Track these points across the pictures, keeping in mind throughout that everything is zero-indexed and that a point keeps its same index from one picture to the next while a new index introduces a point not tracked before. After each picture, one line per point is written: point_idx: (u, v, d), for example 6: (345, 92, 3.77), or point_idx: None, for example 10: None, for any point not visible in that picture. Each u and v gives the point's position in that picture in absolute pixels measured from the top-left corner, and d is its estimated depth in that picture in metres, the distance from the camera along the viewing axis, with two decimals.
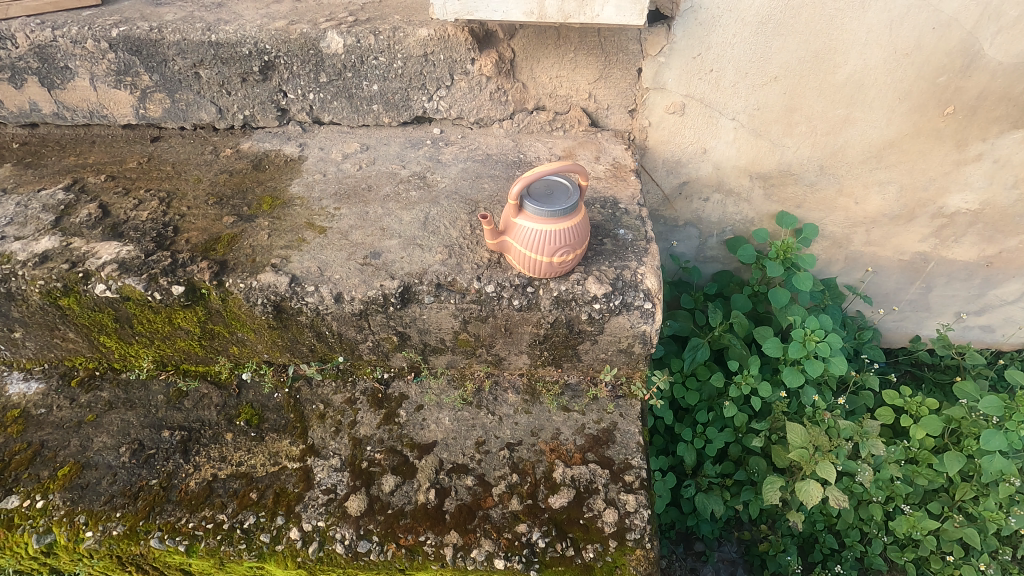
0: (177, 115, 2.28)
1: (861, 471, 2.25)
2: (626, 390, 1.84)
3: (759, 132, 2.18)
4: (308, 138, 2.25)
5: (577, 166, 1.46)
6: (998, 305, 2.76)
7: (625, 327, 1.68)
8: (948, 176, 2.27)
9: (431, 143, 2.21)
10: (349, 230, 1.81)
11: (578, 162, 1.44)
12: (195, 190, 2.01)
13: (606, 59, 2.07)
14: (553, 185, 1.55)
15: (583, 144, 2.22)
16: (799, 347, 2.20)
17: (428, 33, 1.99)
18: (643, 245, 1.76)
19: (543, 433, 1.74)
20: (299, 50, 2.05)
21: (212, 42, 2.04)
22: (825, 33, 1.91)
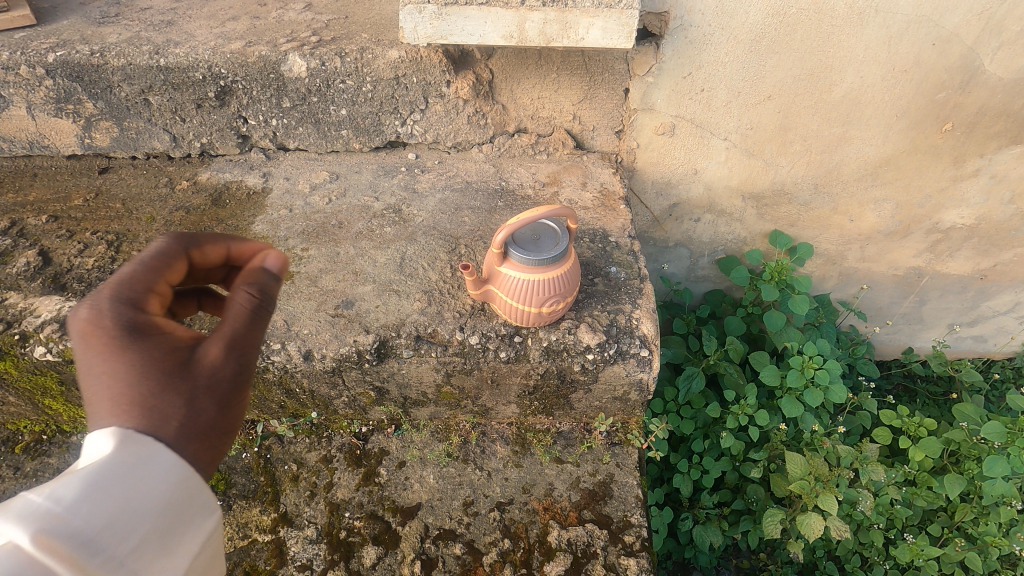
0: (127, 144, 2.09)
1: (863, 499, 2.18)
2: (622, 437, 1.73)
3: (752, 151, 2.08)
4: (272, 167, 2.09)
5: (565, 210, 1.33)
6: (990, 316, 2.73)
7: (621, 376, 1.56)
8: (943, 193, 2.20)
9: (406, 170, 2.06)
10: (318, 275, 1.67)
11: (566, 207, 1.31)
12: (147, 231, 1.83)
13: (591, 79, 1.94)
14: (539, 229, 1.42)
15: (568, 169, 2.09)
16: (798, 376, 2.12)
17: (398, 55, 1.83)
18: (637, 284, 1.64)
19: (536, 489, 1.62)
20: (258, 74, 1.88)
21: (161, 67, 1.86)
22: (821, 51, 1.80)
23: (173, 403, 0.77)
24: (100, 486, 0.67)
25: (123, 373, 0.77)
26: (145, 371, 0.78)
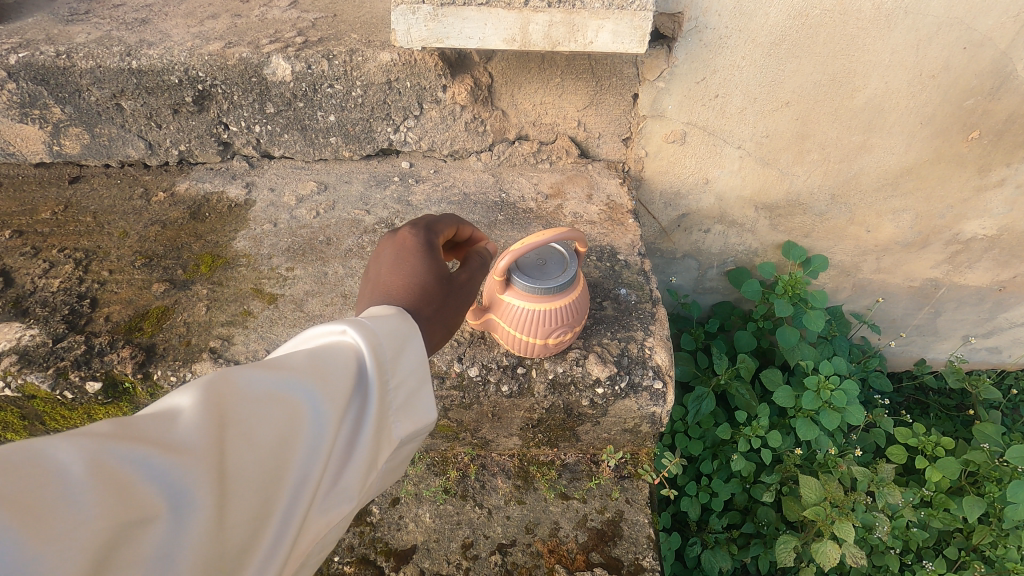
0: (100, 151, 1.95)
1: (879, 525, 2.07)
2: (631, 470, 1.62)
3: (767, 160, 1.96)
4: (255, 176, 1.95)
5: (568, 231, 1.19)
6: (1006, 328, 2.63)
7: (632, 409, 1.45)
8: (966, 203, 2.08)
9: (399, 180, 1.94)
10: (304, 299, 1.56)
11: (569, 228, 1.17)
12: (119, 248, 1.69)
13: (598, 83, 1.81)
14: (545, 253, 1.30)
15: (572, 179, 1.97)
16: (814, 397, 2.01)
17: (391, 57, 1.69)
18: (649, 308, 1.54)
19: (540, 529, 1.50)
20: (239, 78, 1.74)
21: (134, 69, 1.72)
22: (844, 54, 1.68)
23: (429, 288, 0.98)
24: (401, 332, 0.80)
25: (409, 265, 1.00)
26: (420, 263, 1.00)
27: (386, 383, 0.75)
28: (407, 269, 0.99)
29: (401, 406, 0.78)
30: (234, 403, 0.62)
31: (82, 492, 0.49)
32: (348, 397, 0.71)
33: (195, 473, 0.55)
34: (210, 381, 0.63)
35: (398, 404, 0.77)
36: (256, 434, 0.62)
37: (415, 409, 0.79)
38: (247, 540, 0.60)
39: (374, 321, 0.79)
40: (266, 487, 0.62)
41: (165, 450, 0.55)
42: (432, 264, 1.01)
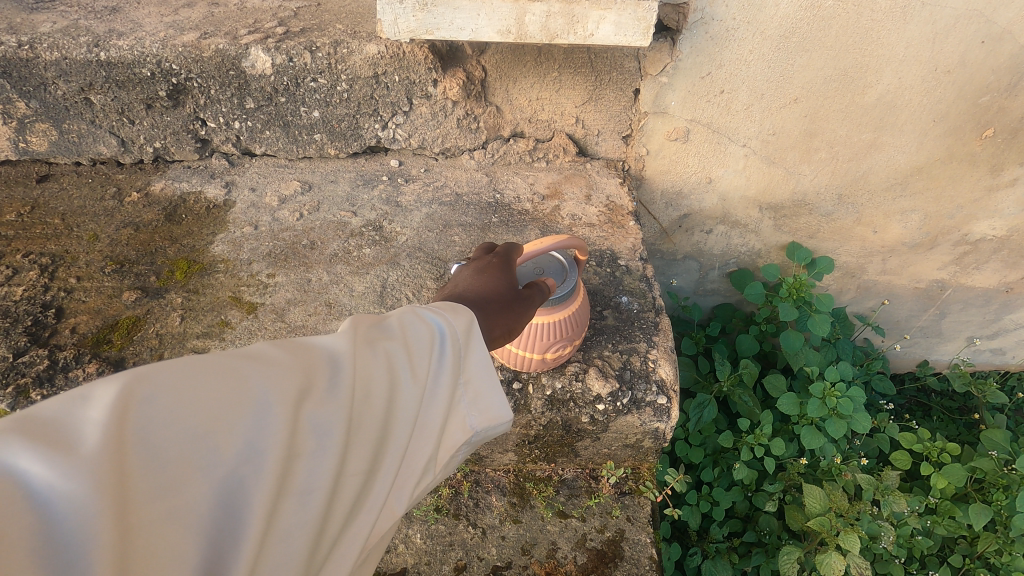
0: (69, 148, 1.84)
1: (887, 536, 1.98)
2: (633, 486, 1.55)
3: (773, 159, 1.88)
4: (235, 175, 1.85)
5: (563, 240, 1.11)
6: (1012, 329, 2.57)
7: (635, 425, 1.38)
8: (977, 203, 2.01)
9: (387, 180, 1.84)
10: (285, 308, 1.47)
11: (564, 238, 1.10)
12: (88, 253, 1.59)
13: (597, 78, 1.72)
14: (544, 262, 1.19)
15: (569, 178, 1.88)
16: (820, 405, 1.94)
17: (377, 50, 1.59)
18: (652, 318, 1.48)
19: (536, 550, 1.43)
20: (216, 71, 1.63)
21: (103, 61, 1.61)
22: (857, 48, 1.59)
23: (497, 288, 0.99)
24: (468, 333, 0.81)
25: (482, 272, 1.03)
26: (492, 271, 1.04)
27: (460, 371, 0.79)
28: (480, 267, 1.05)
29: (471, 401, 0.80)
30: (362, 363, 0.68)
31: (258, 425, 0.57)
32: (439, 377, 0.76)
33: (334, 425, 0.63)
34: (346, 339, 0.69)
35: (473, 396, 0.81)
36: (377, 398, 0.68)
37: (488, 403, 0.81)
38: (360, 490, 0.67)
39: (456, 311, 0.82)
40: (379, 445, 0.69)
41: (313, 401, 0.62)
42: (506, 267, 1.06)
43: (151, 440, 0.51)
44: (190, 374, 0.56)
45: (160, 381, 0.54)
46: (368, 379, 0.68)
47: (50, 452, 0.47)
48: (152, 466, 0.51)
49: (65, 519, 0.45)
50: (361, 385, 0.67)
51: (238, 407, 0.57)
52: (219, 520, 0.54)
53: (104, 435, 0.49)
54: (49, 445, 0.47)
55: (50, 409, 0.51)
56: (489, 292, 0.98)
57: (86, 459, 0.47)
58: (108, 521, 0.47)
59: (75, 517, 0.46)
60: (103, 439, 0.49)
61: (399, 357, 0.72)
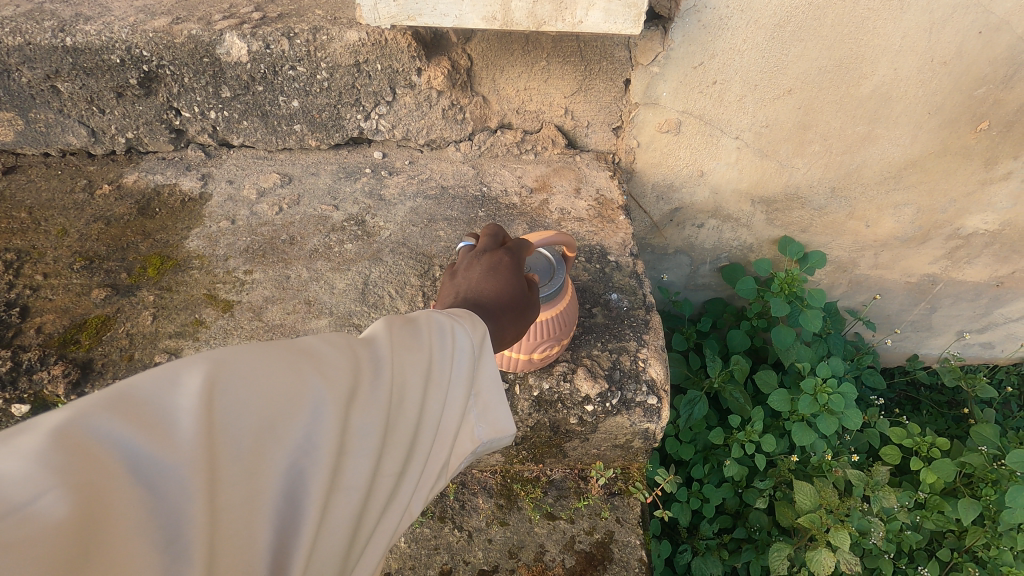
0: (36, 139, 1.76)
1: (876, 532, 1.96)
2: (622, 487, 1.52)
3: (765, 152, 1.84)
4: (212, 167, 1.78)
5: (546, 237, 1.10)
6: (1001, 323, 2.57)
7: (624, 426, 1.35)
8: (970, 197, 1.98)
9: (371, 172, 1.78)
10: (263, 306, 1.42)
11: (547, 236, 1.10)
12: (56, 248, 1.52)
13: (587, 68, 1.67)
14: (530, 260, 1.17)
15: (558, 171, 1.83)
16: (811, 402, 1.92)
17: (358, 37, 1.53)
18: (642, 315, 1.44)
19: (524, 553, 1.39)
20: (189, 58, 1.56)
21: (69, 48, 1.53)
22: (853, 38, 1.55)
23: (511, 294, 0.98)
24: (483, 345, 0.85)
25: (501, 270, 1.00)
26: (509, 271, 1.00)
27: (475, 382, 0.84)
28: (496, 260, 1.01)
29: (481, 410, 0.85)
30: (402, 366, 0.71)
31: (318, 421, 0.59)
32: (461, 382, 0.80)
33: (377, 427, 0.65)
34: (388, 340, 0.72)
35: (481, 406, 0.85)
36: (411, 401, 0.71)
37: (496, 415, 0.87)
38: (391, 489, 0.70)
39: (473, 322, 0.85)
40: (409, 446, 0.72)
41: (361, 401, 0.64)
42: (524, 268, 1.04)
43: (231, 427, 0.54)
44: (259, 367, 0.58)
45: (236, 369, 0.56)
46: (405, 381, 0.71)
47: (148, 433, 0.48)
48: (230, 453, 0.53)
49: (165, 498, 0.47)
50: (399, 389, 0.70)
51: (302, 402, 0.59)
52: (278, 509, 0.57)
53: (196, 421, 0.51)
54: (144, 426, 0.49)
55: (134, 387, 0.51)
56: (503, 295, 0.97)
57: (185, 444, 0.49)
58: (204, 503, 0.49)
59: (170, 499, 0.48)
60: (196, 424, 0.51)
61: (430, 363, 0.74)
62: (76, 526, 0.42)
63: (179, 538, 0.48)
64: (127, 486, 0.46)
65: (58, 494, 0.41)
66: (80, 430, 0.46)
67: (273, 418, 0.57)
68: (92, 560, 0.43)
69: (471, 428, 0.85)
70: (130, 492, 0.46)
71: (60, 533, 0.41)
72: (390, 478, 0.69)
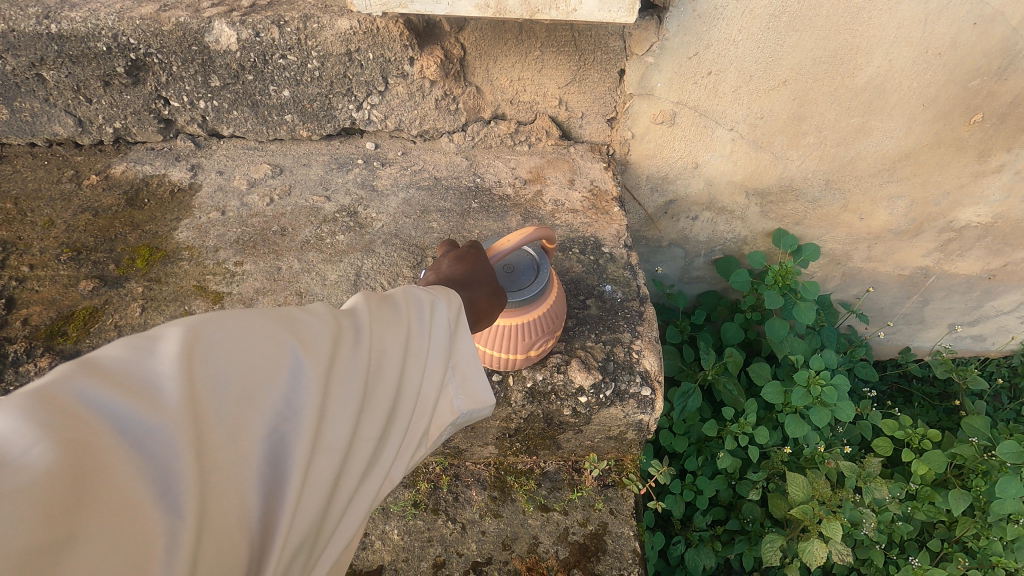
0: (22, 128, 1.73)
1: (867, 522, 1.97)
2: (616, 479, 1.52)
3: (760, 144, 1.83)
4: (202, 157, 1.76)
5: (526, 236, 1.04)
6: (993, 316, 2.58)
7: (618, 417, 1.34)
8: (963, 189, 1.98)
9: (363, 163, 1.76)
10: (254, 298, 1.41)
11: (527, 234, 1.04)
12: (42, 239, 1.49)
13: (581, 58, 1.65)
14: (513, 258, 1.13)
15: (552, 163, 1.82)
16: (804, 394, 1.92)
17: (350, 25, 1.51)
18: (636, 307, 1.44)
19: (517, 545, 1.39)
20: (177, 46, 1.54)
21: (54, 35, 1.50)
22: (848, 28, 1.54)
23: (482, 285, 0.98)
24: (459, 318, 0.85)
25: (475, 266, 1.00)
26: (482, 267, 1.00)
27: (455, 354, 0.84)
28: (465, 249, 1.03)
29: (461, 383, 0.85)
30: (380, 334, 0.72)
31: (296, 384, 0.60)
32: (441, 353, 0.80)
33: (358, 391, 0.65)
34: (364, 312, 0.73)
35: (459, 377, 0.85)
36: (392, 369, 0.72)
37: (475, 386, 0.86)
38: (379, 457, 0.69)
39: (448, 295, 0.85)
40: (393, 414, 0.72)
41: (336, 369, 0.65)
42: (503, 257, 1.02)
43: (211, 390, 0.55)
44: (237, 335, 0.60)
45: (211, 337, 0.58)
46: (385, 349, 0.71)
47: (128, 396, 0.50)
48: (211, 415, 0.54)
49: (148, 453, 0.49)
50: (379, 355, 0.70)
51: (278, 367, 0.60)
52: (264, 472, 0.56)
53: (174, 382, 0.52)
54: (125, 392, 0.51)
55: (112, 358, 0.53)
56: (475, 285, 0.96)
57: (164, 403, 0.51)
58: (186, 458, 0.50)
59: (152, 455, 0.49)
60: (177, 386, 0.52)
61: (409, 333, 0.75)
62: (62, 472, 0.43)
63: (167, 490, 0.49)
64: (109, 443, 0.47)
65: (42, 447, 0.43)
66: (63, 394, 0.48)
67: (253, 382, 0.58)
68: (81, 508, 0.44)
69: (449, 399, 0.85)
70: (113, 448, 0.47)
71: (46, 481, 0.42)
72: (373, 443, 0.68)
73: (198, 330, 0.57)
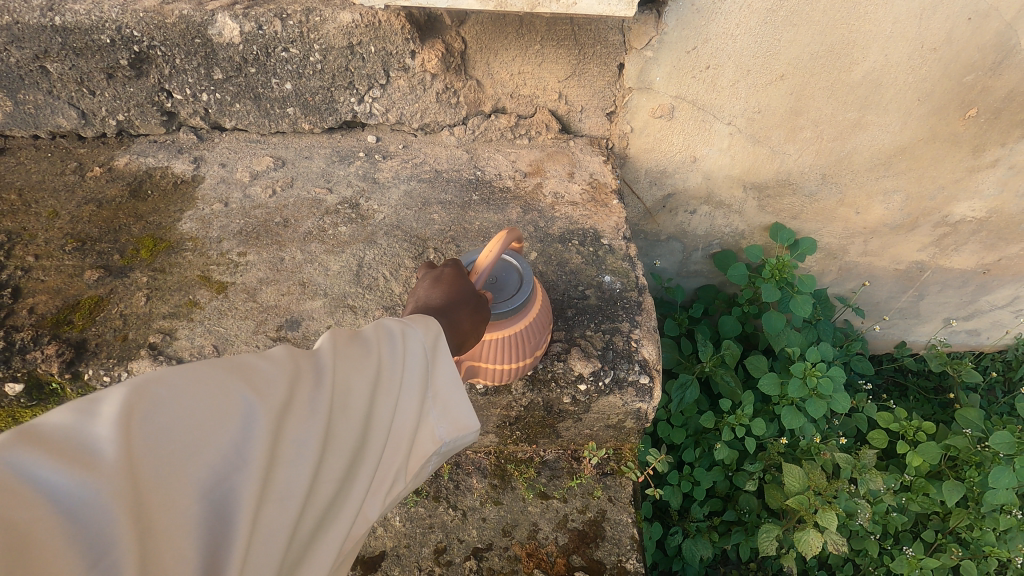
0: (25, 121, 1.74)
1: (862, 513, 1.99)
2: (614, 467, 1.54)
3: (758, 138, 1.85)
4: (204, 150, 1.78)
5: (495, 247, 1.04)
6: (987, 310, 2.61)
7: (617, 405, 1.36)
8: (958, 184, 2.01)
9: (365, 156, 1.78)
10: (257, 287, 1.42)
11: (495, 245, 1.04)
12: (47, 230, 1.51)
13: (580, 52, 1.67)
14: (496, 272, 1.15)
15: (552, 156, 1.84)
16: (800, 385, 1.94)
17: (352, 18, 1.52)
18: (635, 297, 1.46)
19: (517, 531, 1.41)
20: (180, 39, 1.55)
21: (58, 27, 1.51)
22: (845, 23, 1.56)
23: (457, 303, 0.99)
24: (434, 345, 0.85)
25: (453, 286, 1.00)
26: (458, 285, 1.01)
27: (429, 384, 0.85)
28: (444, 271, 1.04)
29: (440, 410, 0.86)
30: (342, 374, 0.72)
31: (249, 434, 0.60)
32: (409, 386, 0.81)
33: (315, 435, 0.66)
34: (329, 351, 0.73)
35: (438, 408, 0.86)
36: (354, 407, 0.72)
37: (456, 411, 0.87)
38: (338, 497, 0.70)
39: (426, 323, 0.86)
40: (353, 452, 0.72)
41: (294, 412, 0.66)
42: (483, 272, 1.02)
43: (158, 448, 0.54)
44: (188, 387, 0.59)
45: (159, 393, 0.57)
46: (347, 388, 0.72)
47: (66, 462, 0.49)
48: (155, 473, 0.53)
49: (85, 521, 0.48)
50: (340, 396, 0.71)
51: (229, 418, 0.60)
52: (212, 525, 0.56)
53: (116, 443, 0.52)
54: (62, 457, 0.49)
55: (53, 421, 0.52)
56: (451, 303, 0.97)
57: (105, 466, 0.50)
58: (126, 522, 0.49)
59: (90, 521, 0.48)
60: (115, 448, 0.51)
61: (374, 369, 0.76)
62: None
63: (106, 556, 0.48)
64: (44, 513, 0.46)
65: None
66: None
67: (203, 437, 0.57)
68: None
69: (429, 429, 0.86)
70: (48, 518, 0.46)
71: None
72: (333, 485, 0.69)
73: (145, 386, 0.56)
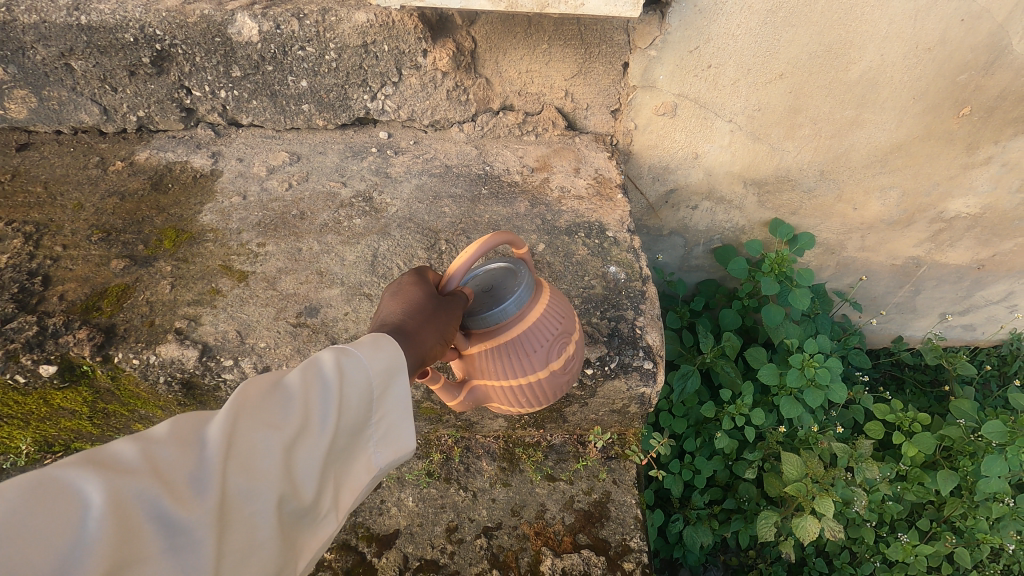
0: (49, 117, 1.80)
1: (859, 500, 2.04)
2: (619, 451, 1.60)
3: (758, 135, 1.91)
4: (222, 145, 1.83)
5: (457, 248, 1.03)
6: (982, 305, 2.66)
7: (622, 389, 1.42)
8: (953, 180, 2.06)
9: (377, 151, 1.84)
10: (276, 276, 1.48)
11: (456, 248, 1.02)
12: (73, 221, 1.57)
13: (586, 51, 1.73)
14: (489, 279, 1.14)
15: (558, 152, 1.89)
16: (798, 375, 2.00)
17: (367, 18, 1.58)
18: (639, 287, 1.51)
19: (526, 511, 1.47)
20: (201, 37, 1.61)
21: (83, 26, 1.57)
22: (842, 24, 1.62)
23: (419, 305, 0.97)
24: (378, 378, 0.83)
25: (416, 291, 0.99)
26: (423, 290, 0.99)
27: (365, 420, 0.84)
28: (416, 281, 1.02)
29: (382, 435, 0.87)
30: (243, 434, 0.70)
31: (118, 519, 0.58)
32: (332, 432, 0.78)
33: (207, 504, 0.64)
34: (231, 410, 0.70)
35: (382, 431, 0.87)
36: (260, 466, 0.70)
37: (396, 436, 0.89)
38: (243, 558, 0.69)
39: (374, 347, 0.83)
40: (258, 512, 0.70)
41: (173, 488, 0.63)
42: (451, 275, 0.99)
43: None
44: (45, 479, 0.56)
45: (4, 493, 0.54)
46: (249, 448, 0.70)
47: None
48: None
49: None
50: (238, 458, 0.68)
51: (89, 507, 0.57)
52: None
53: None
54: None
55: None
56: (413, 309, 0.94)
57: None
58: None
59: None
60: None
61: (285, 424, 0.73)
62: None
63: None
64: None
65: None
66: None
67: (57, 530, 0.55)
68: None
69: (367, 458, 0.86)
70: None
71: None
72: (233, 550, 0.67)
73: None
